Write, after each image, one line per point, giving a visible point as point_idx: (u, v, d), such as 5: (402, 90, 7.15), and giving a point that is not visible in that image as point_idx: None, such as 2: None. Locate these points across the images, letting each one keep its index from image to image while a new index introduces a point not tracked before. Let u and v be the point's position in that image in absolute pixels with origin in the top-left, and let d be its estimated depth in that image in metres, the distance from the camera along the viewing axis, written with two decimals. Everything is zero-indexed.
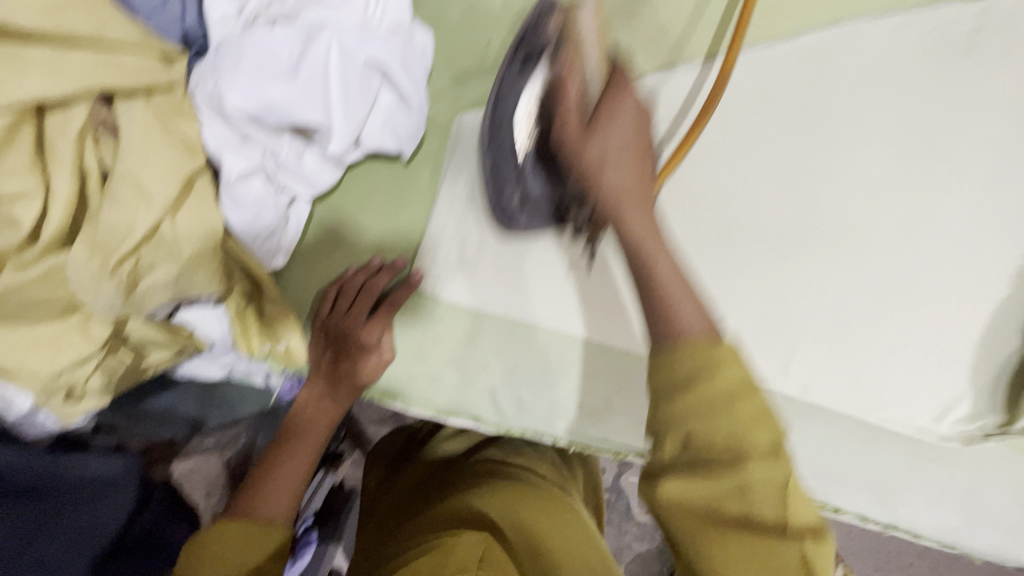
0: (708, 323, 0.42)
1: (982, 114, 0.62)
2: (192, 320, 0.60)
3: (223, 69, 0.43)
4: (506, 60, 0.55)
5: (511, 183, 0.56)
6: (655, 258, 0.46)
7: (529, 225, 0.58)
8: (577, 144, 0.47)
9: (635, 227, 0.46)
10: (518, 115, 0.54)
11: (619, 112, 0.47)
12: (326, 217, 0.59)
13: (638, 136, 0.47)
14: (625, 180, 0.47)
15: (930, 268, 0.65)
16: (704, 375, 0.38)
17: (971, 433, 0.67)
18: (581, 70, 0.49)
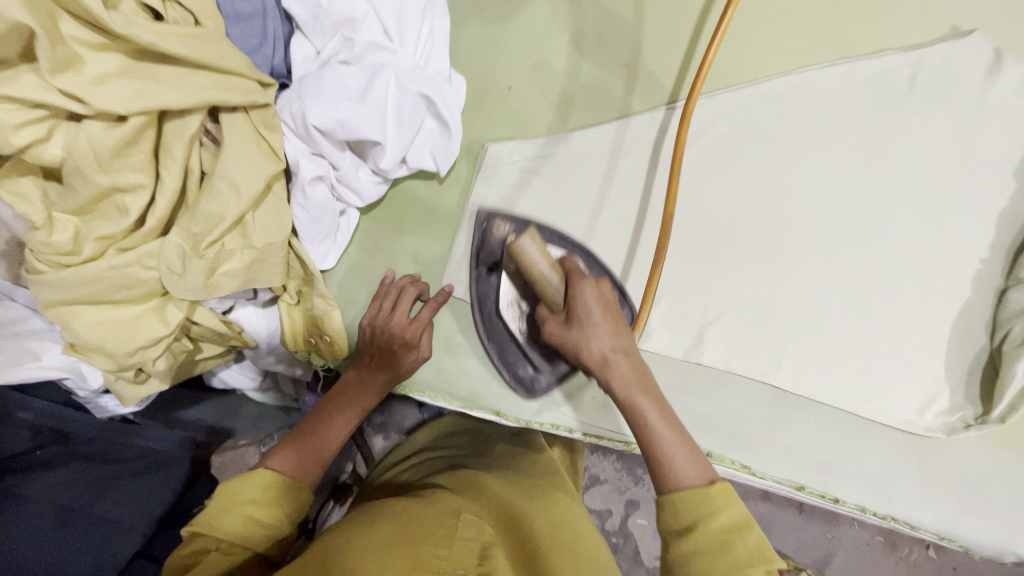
0: (703, 470, 0.53)
1: (921, 142, 0.74)
2: (243, 318, 0.66)
3: (307, 94, 0.53)
4: (472, 271, 0.67)
5: (519, 361, 0.68)
6: (649, 417, 0.55)
7: (548, 385, 0.69)
8: (567, 339, 0.57)
9: (622, 385, 0.56)
10: (503, 311, 0.66)
11: (586, 314, 0.56)
12: (370, 227, 0.68)
13: (613, 318, 0.57)
14: (609, 347, 0.56)
15: (895, 273, 0.74)
16: (701, 521, 0.50)
17: (954, 425, 0.73)
18: (542, 283, 0.59)
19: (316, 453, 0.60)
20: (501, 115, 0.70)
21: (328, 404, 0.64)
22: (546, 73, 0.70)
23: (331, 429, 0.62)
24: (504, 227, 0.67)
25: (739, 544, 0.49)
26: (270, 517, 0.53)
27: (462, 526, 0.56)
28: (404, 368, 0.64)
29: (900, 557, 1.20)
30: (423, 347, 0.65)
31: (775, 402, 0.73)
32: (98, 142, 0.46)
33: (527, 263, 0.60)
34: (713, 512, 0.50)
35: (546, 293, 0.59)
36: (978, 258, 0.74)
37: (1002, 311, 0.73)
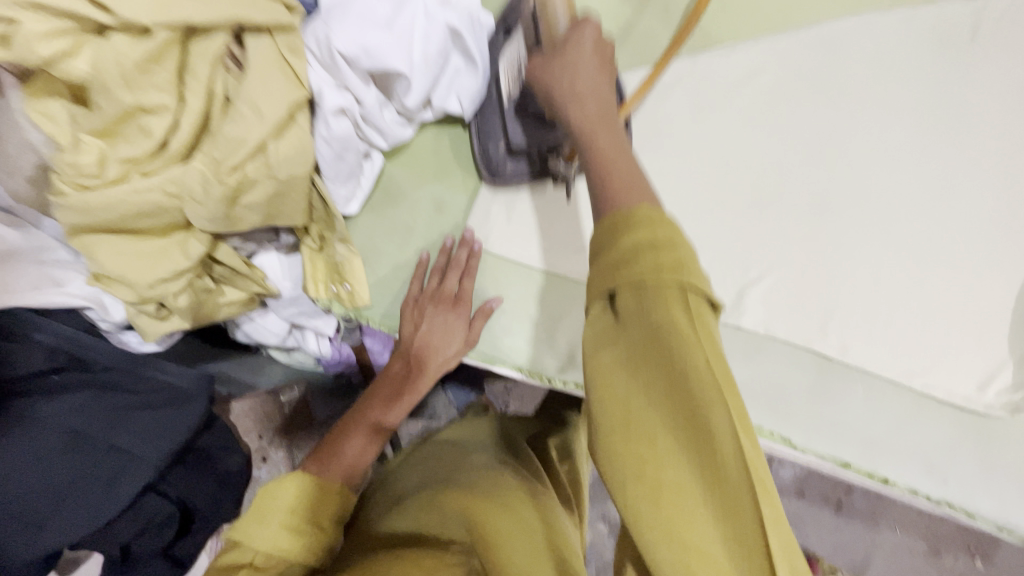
0: (647, 199, 0.42)
1: (991, 93, 0.68)
2: (266, 264, 0.66)
3: (333, 19, 0.51)
4: (491, 32, 0.61)
5: (495, 136, 0.62)
6: (598, 138, 0.46)
7: (516, 173, 0.63)
8: (539, 69, 0.51)
9: (582, 118, 0.48)
10: (501, 73, 0.60)
11: (577, 41, 0.50)
12: (395, 174, 0.66)
13: (602, 61, 0.50)
14: (582, 82, 0.49)
15: (953, 236, 0.68)
16: (636, 256, 0.38)
17: (1017, 403, 0.66)
18: (549, 9, 0.52)
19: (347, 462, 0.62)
20: None
21: (374, 392, 0.71)
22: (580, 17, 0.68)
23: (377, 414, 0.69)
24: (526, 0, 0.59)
25: (659, 314, 0.37)
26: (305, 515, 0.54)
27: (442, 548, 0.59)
28: (457, 346, 0.67)
29: (950, 568, 1.12)
30: (473, 330, 0.66)
31: (819, 372, 0.68)
32: (124, 57, 0.45)
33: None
34: (682, 351, 0.36)
35: (546, 22, 0.53)
36: None
37: None
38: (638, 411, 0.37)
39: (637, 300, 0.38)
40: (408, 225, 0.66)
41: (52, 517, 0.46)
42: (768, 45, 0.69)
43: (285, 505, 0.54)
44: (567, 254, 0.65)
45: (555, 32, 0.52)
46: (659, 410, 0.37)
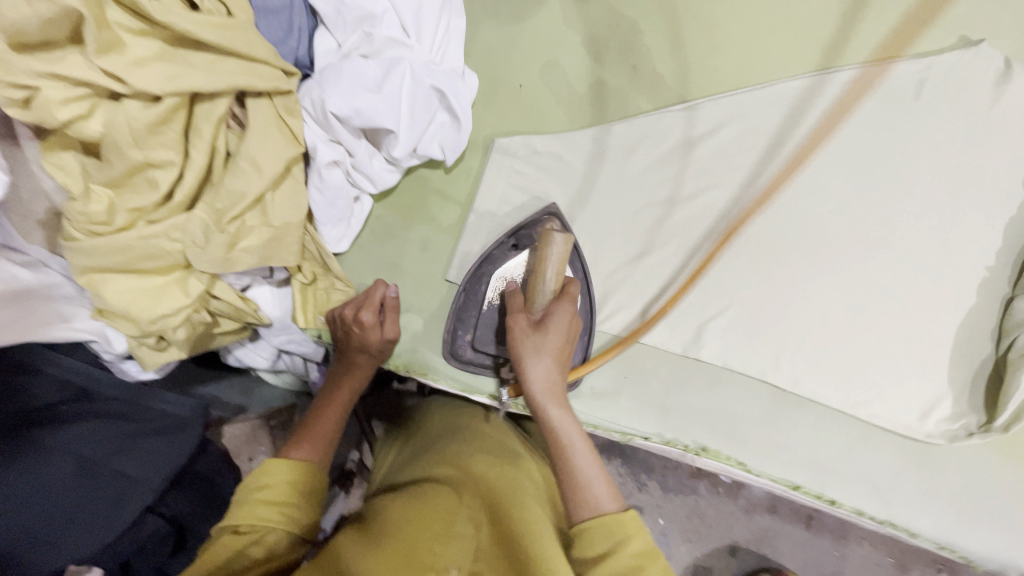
0: (615, 497, 0.55)
1: (931, 147, 0.75)
2: (259, 296, 0.70)
3: (327, 83, 0.57)
4: (500, 237, 0.70)
5: (464, 328, 0.70)
6: (569, 450, 0.58)
7: (474, 356, 0.70)
8: (522, 334, 0.61)
9: (551, 419, 0.59)
10: (494, 278, 0.69)
11: (560, 323, 0.61)
12: (382, 215, 0.71)
13: (563, 361, 0.61)
14: (550, 376, 0.60)
15: (893, 278, 0.74)
16: (614, 550, 0.51)
17: (955, 431, 0.73)
18: (541, 274, 0.63)
19: (325, 433, 0.63)
20: (510, 111, 0.73)
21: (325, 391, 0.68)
22: (555, 73, 0.74)
23: (330, 412, 0.65)
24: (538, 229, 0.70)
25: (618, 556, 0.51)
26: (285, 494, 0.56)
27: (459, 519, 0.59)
28: (375, 346, 0.66)
29: None
30: (388, 329, 0.67)
31: (774, 402, 0.73)
32: (134, 120, 0.50)
33: (543, 256, 0.64)
34: (621, 546, 0.51)
35: (534, 288, 0.64)
36: (984, 265, 0.74)
37: (1008, 320, 0.73)
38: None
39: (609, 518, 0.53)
40: (394, 262, 0.70)
41: (58, 542, 0.50)
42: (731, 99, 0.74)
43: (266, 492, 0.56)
44: None
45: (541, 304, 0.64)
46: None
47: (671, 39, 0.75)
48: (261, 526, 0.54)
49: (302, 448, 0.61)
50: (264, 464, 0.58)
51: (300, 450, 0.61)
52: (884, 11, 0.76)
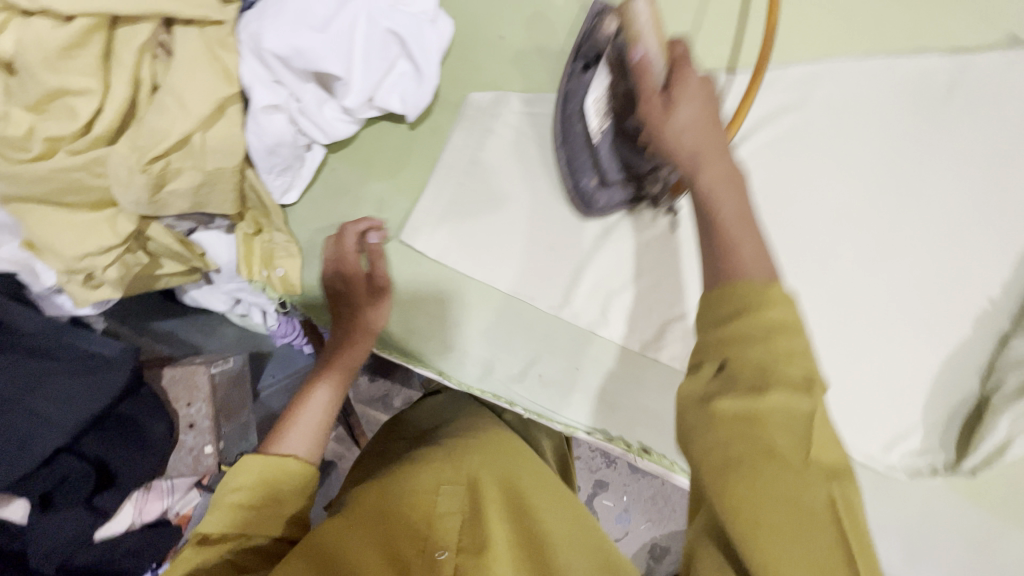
0: (769, 267, 0.38)
1: (953, 158, 0.67)
2: (205, 241, 0.67)
3: (266, 16, 0.51)
4: (569, 64, 0.61)
5: (587, 171, 0.62)
6: (722, 205, 0.41)
7: (608, 205, 0.63)
8: (656, 120, 0.46)
9: (709, 175, 0.43)
10: (587, 114, 0.60)
11: (696, 121, 0.45)
12: (336, 167, 0.65)
13: (713, 114, 0.46)
14: (691, 118, 0.45)
15: (884, 297, 0.68)
16: (767, 382, 0.33)
17: (920, 468, 0.69)
18: (637, 41, 0.49)
19: (317, 422, 0.55)
20: (487, 65, 0.66)
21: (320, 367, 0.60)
22: (541, 26, 0.66)
23: (320, 392, 0.57)
24: (608, 32, 0.57)
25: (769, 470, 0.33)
26: (282, 490, 0.48)
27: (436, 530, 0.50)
28: (363, 298, 0.62)
29: None
30: (378, 273, 0.62)
31: None
32: (45, 41, 0.46)
33: (632, 35, 0.50)
34: (798, 485, 0.32)
35: (632, 55, 0.50)
36: (987, 295, 0.68)
37: (1001, 357, 0.67)
38: (760, 553, 0.33)
39: (758, 377, 0.33)
40: (345, 220, 0.66)
41: None
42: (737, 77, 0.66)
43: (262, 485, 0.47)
44: (500, 267, 0.66)
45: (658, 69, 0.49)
46: (748, 486, 0.33)
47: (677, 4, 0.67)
48: (238, 535, 0.46)
49: (293, 436, 0.52)
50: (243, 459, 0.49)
51: (289, 440, 0.52)
52: None
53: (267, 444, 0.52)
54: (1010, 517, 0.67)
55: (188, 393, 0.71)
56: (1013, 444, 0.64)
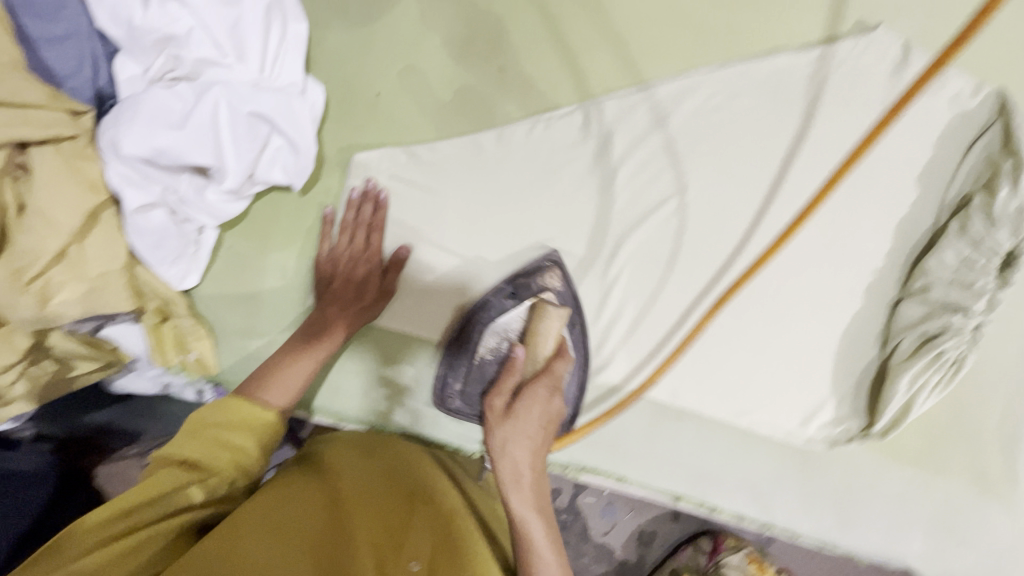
0: None
1: (822, 145, 0.71)
2: (115, 335, 0.67)
3: (121, 121, 0.53)
4: (499, 284, 0.68)
5: (454, 374, 0.69)
6: (531, 531, 0.53)
7: (463, 407, 0.70)
8: (496, 419, 0.58)
9: (518, 506, 0.54)
10: (484, 332, 0.68)
11: (528, 403, 0.59)
12: (234, 244, 0.66)
13: (542, 435, 0.58)
14: (522, 460, 0.56)
15: (778, 286, 0.72)
16: None
17: (836, 436, 0.73)
18: (536, 339, 0.65)
19: (292, 376, 0.58)
20: (368, 123, 0.67)
21: (293, 341, 0.62)
22: (415, 79, 0.68)
23: (306, 359, 0.60)
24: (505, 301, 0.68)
25: None
26: (247, 441, 0.52)
27: (408, 544, 0.49)
28: (373, 295, 0.66)
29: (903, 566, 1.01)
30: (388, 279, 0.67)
31: (656, 417, 0.73)
32: None
33: (537, 329, 0.66)
34: None
35: (533, 345, 0.66)
36: (872, 268, 0.72)
37: (893, 324, 0.72)
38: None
39: None
40: (253, 294, 0.67)
41: None
42: (609, 101, 0.69)
43: (230, 433, 0.51)
44: (411, 316, 0.70)
45: (526, 371, 0.64)
46: None
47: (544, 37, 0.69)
48: (163, 508, 0.46)
49: (276, 388, 0.56)
50: (223, 403, 0.54)
51: (273, 391, 0.56)
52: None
53: (256, 391, 0.56)
54: (915, 464, 0.74)
55: (127, 483, 0.78)
56: (912, 403, 0.69)
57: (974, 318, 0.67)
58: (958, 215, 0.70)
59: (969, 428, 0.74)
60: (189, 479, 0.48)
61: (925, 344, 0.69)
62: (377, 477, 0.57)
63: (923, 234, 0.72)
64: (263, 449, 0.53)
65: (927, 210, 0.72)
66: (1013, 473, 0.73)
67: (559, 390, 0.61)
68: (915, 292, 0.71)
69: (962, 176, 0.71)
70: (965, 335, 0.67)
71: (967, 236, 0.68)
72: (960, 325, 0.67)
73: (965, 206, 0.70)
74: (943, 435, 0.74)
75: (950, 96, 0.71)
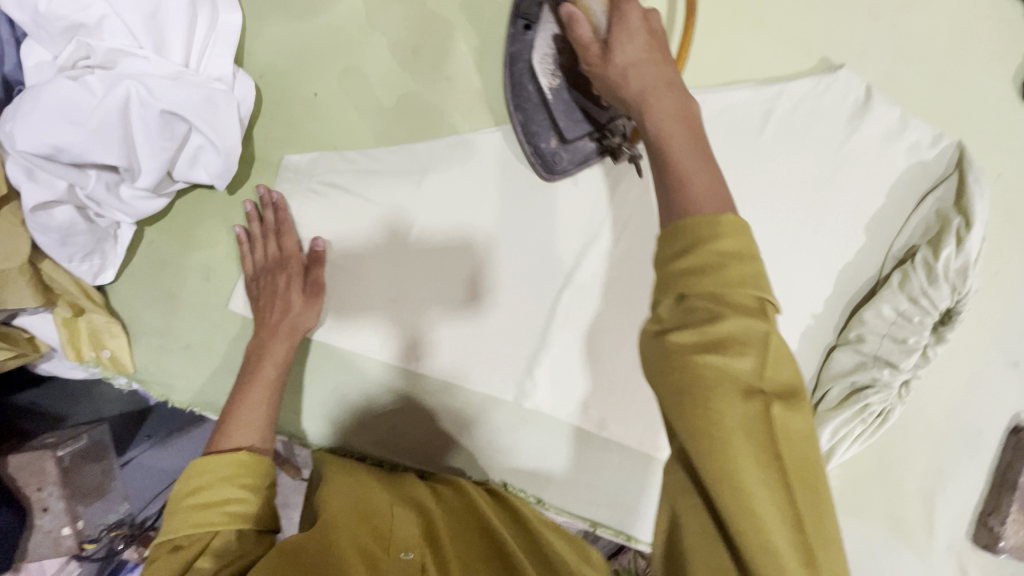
0: (721, 199, 0.40)
1: (773, 184, 0.70)
2: (29, 325, 0.65)
3: (19, 114, 0.50)
4: (509, 26, 0.62)
5: (544, 129, 0.62)
6: (672, 142, 0.44)
7: (571, 162, 0.63)
8: (602, 68, 0.49)
9: (658, 115, 0.45)
10: (535, 72, 0.61)
11: (633, 37, 0.48)
12: (155, 239, 0.64)
13: (651, 43, 0.48)
14: (647, 76, 0.47)
15: None
16: (706, 372, 0.36)
17: None
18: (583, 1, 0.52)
19: (255, 409, 0.56)
20: (304, 124, 0.64)
21: (241, 377, 0.58)
22: (356, 81, 0.64)
23: (255, 392, 0.57)
24: (545, 127, 0.62)
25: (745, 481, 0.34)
26: (230, 491, 0.49)
27: (396, 537, 0.53)
28: (297, 298, 0.61)
29: None
30: (312, 276, 0.63)
31: (581, 443, 0.70)
32: None
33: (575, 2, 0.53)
34: (719, 268, 0.37)
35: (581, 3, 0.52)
36: (811, 313, 0.72)
37: (825, 370, 0.71)
38: (741, 480, 0.34)
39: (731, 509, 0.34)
40: (172, 293, 0.64)
41: None
42: None
43: (215, 491, 0.49)
44: (342, 329, 0.66)
45: (602, 24, 0.51)
46: (752, 464, 0.34)
47: (496, 48, 0.65)
48: None
49: (231, 435, 0.54)
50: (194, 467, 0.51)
51: (237, 436, 0.54)
52: (729, 30, 0.70)
53: (215, 443, 0.53)
54: (834, 506, 0.75)
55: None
56: (834, 451, 0.69)
57: (902, 374, 0.67)
58: (901, 266, 0.69)
59: (890, 474, 0.75)
60: (188, 556, 0.46)
61: (854, 394, 0.68)
62: (370, 487, 0.58)
63: (865, 282, 0.71)
64: (250, 487, 0.50)
65: (872, 257, 0.71)
66: (929, 521, 0.75)
67: None
68: (850, 340, 0.70)
69: (912, 226, 0.70)
70: (891, 389, 0.67)
71: (906, 289, 0.67)
72: (887, 379, 0.67)
73: (909, 257, 0.69)
74: (868, 481, 0.75)
75: (908, 145, 0.70)
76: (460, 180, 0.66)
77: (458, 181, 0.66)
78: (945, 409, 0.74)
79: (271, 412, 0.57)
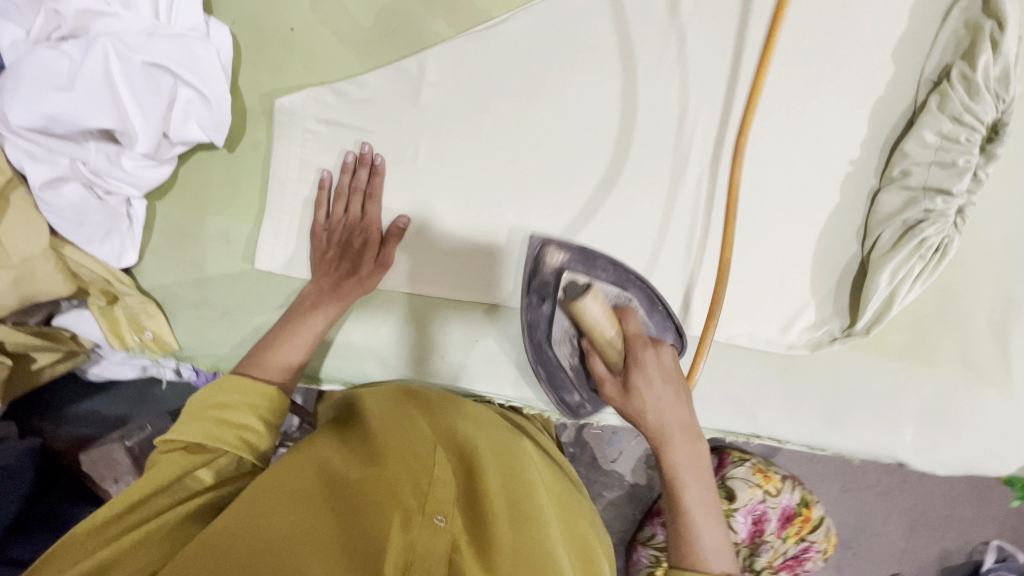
0: (729, 558, 0.45)
1: (783, 30, 0.65)
2: (69, 323, 0.65)
3: (5, 91, 0.49)
4: (524, 300, 0.60)
5: (569, 391, 0.64)
6: (689, 494, 0.48)
7: (595, 407, 0.66)
8: (622, 405, 0.51)
9: (675, 459, 0.49)
10: (555, 344, 0.60)
11: (667, 372, 0.51)
12: (168, 213, 0.63)
13: (672, 384, 0.50)
14: (686, 485, 0.48)
15: (749, 190, 0.68)
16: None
17: (819, 338, 0.71)
18: (588, 316, 0.53)
19: (290, 349, 0.55)
20: (287, 63, 0.62)
21: (288, 316, 0.58)
22: (330, 7, 0.61)
23: (298, 336, 0.56)
24: (569, 387, 0.64)
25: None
26: (250, 419, 0.48)
27: (432, 497, 0.49)
28: (368, 269, 0.61)
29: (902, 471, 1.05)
30: (385, 254, 0.62)
31: None
32: None
33: (586, 322, 0.53)
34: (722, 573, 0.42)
35: (603, 350, 0.53)
36: (848, 159, 0.68)
37: (872, 216, 0.68)
38: None
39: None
40: (197, 263, 0.64)
41: None
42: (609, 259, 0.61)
43: (234, 411, 0.48)
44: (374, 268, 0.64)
45: (613, 359, 0.53)
46: None
47: None
48: (170, 488, 0.44)
49: (264, 366, 0.53)
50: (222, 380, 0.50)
51: (268, 368, 0.53)
52: None
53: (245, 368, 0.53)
54: (902, 358, 0.72)
55: (112, 471, 0.79)
56: (896, 295, 0.66)
57: (957, 200, 0.63)
58: (937, 89, 0.64)
59: (956, 315, 0.71)
60: (191, 464, 0.46)
61: (908, 233, 0.65)
62: (411, 421, 0.57)
63: (900, 115, 0.67)
64: (265, 425, 0.49)
65: (905, 87, 0.67)
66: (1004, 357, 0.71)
67: (648, 341, 0.52)
68: (895, 178, 0.66)
69: (941, 44, 0.65)
70: (948, 218, 0.63)
71: (947, 110, 0.63)
72: (942, 208, 0.63)
73: (945, 78, 0.64)
74: (934, 326, 0.72)
75: None
76: (455, 90, 0.63)
77: (454, 92, 0.63)
78: (1003, 236, 0.70)
79: (296, 368, 0.55)
